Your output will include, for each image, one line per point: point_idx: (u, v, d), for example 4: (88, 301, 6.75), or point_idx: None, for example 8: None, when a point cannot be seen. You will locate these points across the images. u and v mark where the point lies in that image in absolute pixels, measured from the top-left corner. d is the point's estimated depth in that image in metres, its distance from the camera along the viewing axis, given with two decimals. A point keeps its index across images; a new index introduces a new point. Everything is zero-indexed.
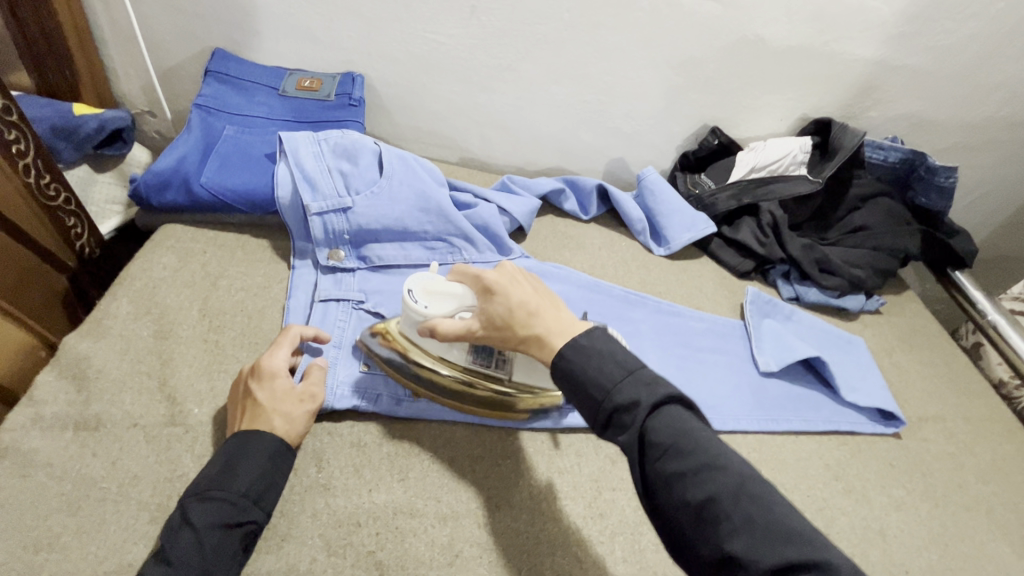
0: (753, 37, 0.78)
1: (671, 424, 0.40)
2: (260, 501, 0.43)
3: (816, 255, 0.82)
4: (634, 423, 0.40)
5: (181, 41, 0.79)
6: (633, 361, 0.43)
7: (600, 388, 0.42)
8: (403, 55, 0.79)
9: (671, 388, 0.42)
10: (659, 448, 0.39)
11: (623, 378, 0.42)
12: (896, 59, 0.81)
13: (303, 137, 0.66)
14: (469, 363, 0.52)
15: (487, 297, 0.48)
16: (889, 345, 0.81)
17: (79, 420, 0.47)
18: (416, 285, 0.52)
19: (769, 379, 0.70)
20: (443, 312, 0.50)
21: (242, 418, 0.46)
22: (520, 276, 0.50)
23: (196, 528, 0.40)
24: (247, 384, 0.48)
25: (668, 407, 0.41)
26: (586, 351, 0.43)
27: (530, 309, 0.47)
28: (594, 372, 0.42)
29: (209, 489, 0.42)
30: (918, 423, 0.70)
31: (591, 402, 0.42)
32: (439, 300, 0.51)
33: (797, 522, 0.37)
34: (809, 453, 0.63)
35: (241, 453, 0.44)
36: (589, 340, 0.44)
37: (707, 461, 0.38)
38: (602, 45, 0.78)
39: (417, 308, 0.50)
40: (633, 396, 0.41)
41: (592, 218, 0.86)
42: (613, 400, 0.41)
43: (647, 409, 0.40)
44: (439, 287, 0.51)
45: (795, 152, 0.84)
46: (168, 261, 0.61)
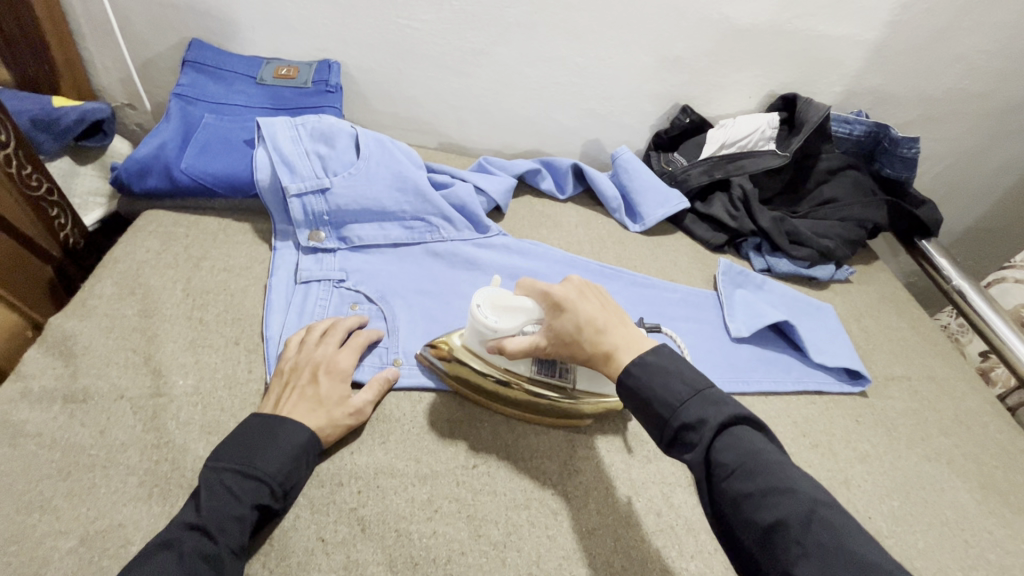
0: (718, 16, 0.80)
1: (737, 444, 0.41)
2: (288, 492, 0.45)
3: (787, 227, 0.84)
4: (701, 441, 0.41)
5: (158, 33, 0.80)
6: (701, 382, 0.44)
7: (667, 406, 0.43)
8: (377, 41, 0.81)
9: (738, 409, 0.43)
10: (727, 467, 0.40)
11: (688, 396, 0.43)
12: (858, 34, 0.83)
13: (281, 122, 0.68)
14: (534, 374, 0.54)
15: (556, 312, 0.50)
16: (858, 311, 0.83)
17: (68, 393, 0.48)
18: (483, 300, 0.53)
19: (740, 344, 0.72)
20: (512, 328, 0.52)
21: (296, 401, 0.49)
22: (586, 288, 0.52)
23: (238, 505, 0.42)
24: (316, 372, 0.51)
25: (734, 427, 0.42)
26: (653, 370, 0.45)
27: (597, 324, 0.49)
28: (661, 391, 0.44)
29: (249, 468, 0.44)
30: (884, 382, 0.73)
31: (657, 419, 0.44)
32: (507, 315, 0.52)
33: (875, 554, 0.35)
34: (778, 412, 0.66)
35: (284, 441, 0.46)
36: (656, 357, 0.46)
37: (777, 483, 0.38)
38: (572, 26, 0.80)
39: (488, 323, 0.52)
40: (700, 414, 0.42)
41: (569, 197, 0.88)
42: (679, 418, 0.42)
43: (712, 428, 0.41)
44: (508, 302, 0.53)
45: (763, 128, 0.86)
46: (151, 245, 0.63)
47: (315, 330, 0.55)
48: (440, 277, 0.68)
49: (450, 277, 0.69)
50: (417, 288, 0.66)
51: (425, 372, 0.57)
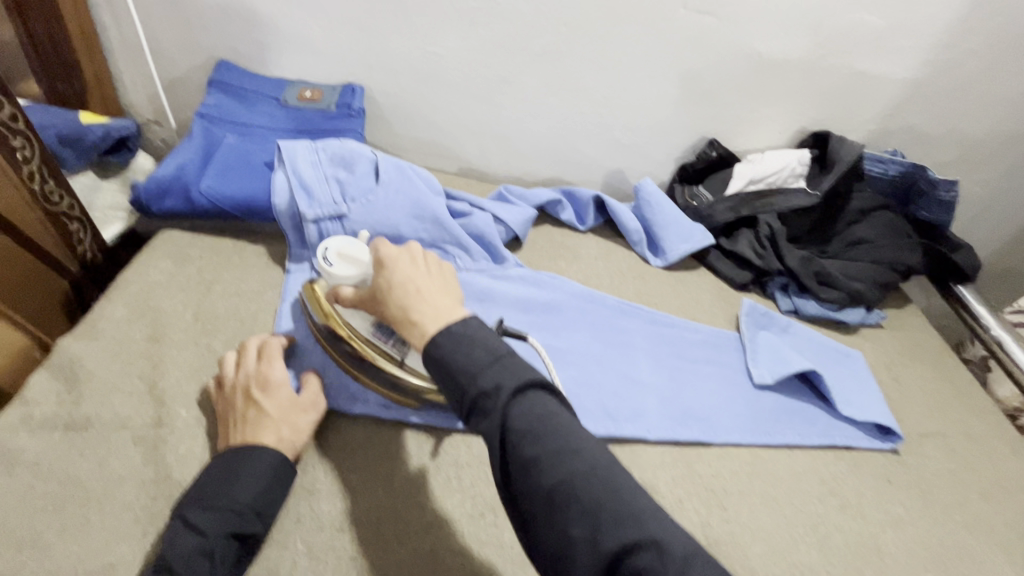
0: (749, 50, 0.78)
1: (534, 408, 0.39)
2: (262, 514, 0.44)
3: (815, 267, 0.81)
4: (495, 409, 0.38)
5: (187, 53, 0.81)
6: (502, 347, 0.41)
7: (465, 374, 0.40)
8: (402, 66, 0.81)
9: (536, 373, 0.41)
10: (519, 433, 0.37)
11: (489, 362, 0.40)
12: (896, 73, 0.80)
13: (302, 146, 0.67)
14: (370, 335, 0.53)
15: (377, 269, 0.48)
16: (888, 359, 0.79)
17: (69, 420, 0.47)
18: (333, 247, 0.56)
19: (764, 392, 0.69)
20: (345, 276, 0.54)
21: (244, 429, 0.47)
22: (419, 257, 0.48)
23: (202, 540, 0.40)
24: (250, 392, 0.49)
25: (531, 391, 0.40)
26: (456, 337, 0.41)
27: (406, 288, 0.45)
28: (461, 359, 0.40)
29: (213, 500, 0.42)
30: (918, 439, 0.69)
31: (455, 388, 0.40)
32: (347, 265, 0.55)
33: (645, 507, 0.36)
34: (803, 467, 0.62)
35: (246, 465, 0.44)
36: (464, 326, 0.42)
37: (563, 446, 0.37)
38: (598, 57, 0.79)
39: (325, 267, 0.54)
40: (496, 380, 0.39)
41: (589, 228, 0.86)
42: (476, 385, 0.39)
43: (510, 395, 0.38)
44: (352, 254, 0.55)
45: (793, 164, 0.84)
46: (165, 266, 0.62)
47: (231, 358, 0.52)
48: None
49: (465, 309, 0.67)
50: None
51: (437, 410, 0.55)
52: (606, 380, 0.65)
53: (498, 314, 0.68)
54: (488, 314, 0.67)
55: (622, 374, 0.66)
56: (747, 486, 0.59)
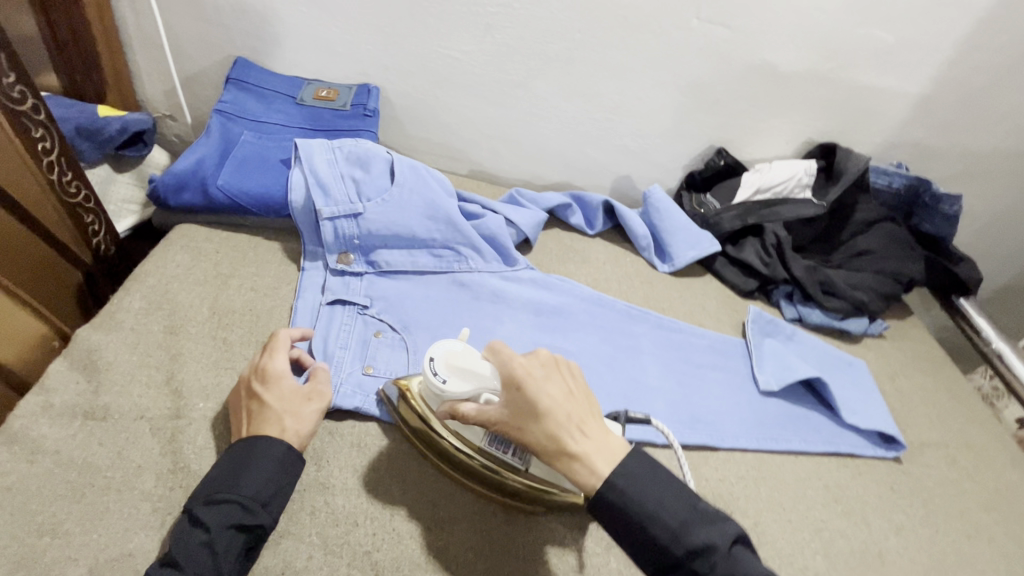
0: (760, 61, 0.79)
1: (750, 568, 0.40)
2: (267, 505, 0.44)
3: (820, 276, 0.82)
4: (711, 571, 0.40)
5: (204, 50, 0.82)
6: (697, 499, 0.43)
7: (669, 532, 0.41)
8: (417, 68, 0.82)
9: (739, 526, 0.42)
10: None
11: (692, 517, 0.42)
12: (903, 87, 0.82)
13: (319, 144, 0.68)
14: (487, 448, 0.49)
15: (517, 393, 0.45)
16: (891, 369, 0.80)
17: (88, 410, 0.48)
18: (439, 355, 0.50)
19: (769, 398, 0.70)
20: (461, 393, 0.48)
21: (248, 423, 0.47)
22: (555, 368, 0.47)
23: (206, 532, 0.41)
24: (252, 386, 0.49)
25: (740, 548, 0.41)
26: (644, 486, 0.43)
27: (561, 417, 0.44)
28: (659, 513, 0.42)
29: (219, 492, 0.43)
30: (920, 448, 0.70)
31: (658, 549, 0.42)
32: (459, 377, 0.49)
33: None
34: (809, 473, 0.63)
35: (250, 457, 0.45)
36: (640, 466, 0.43)
37: None
38: (612, 65, 0.80)
39: (436, 383, 0.49)
40: (706, 539, 0.41)
41: (598, 233, 0.87)
42: (683, 545, 0.41)
43: (724, 553, 0.40)
44: (464, 364, 0.49)
45: (800, 175, 0.85)
46: (181, 260, 0.63)
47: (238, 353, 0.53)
48: (465, 308, 0.67)
49: (476, 310, 0.67)
50: (441, 320, 0.65)
51: None
52: (616, 384, 0.66)
53: (509, 315, 0.68)
54: (499, 314, 0.68)
55: (630, 379, 0.67)
56: (753, 491, 0.60)
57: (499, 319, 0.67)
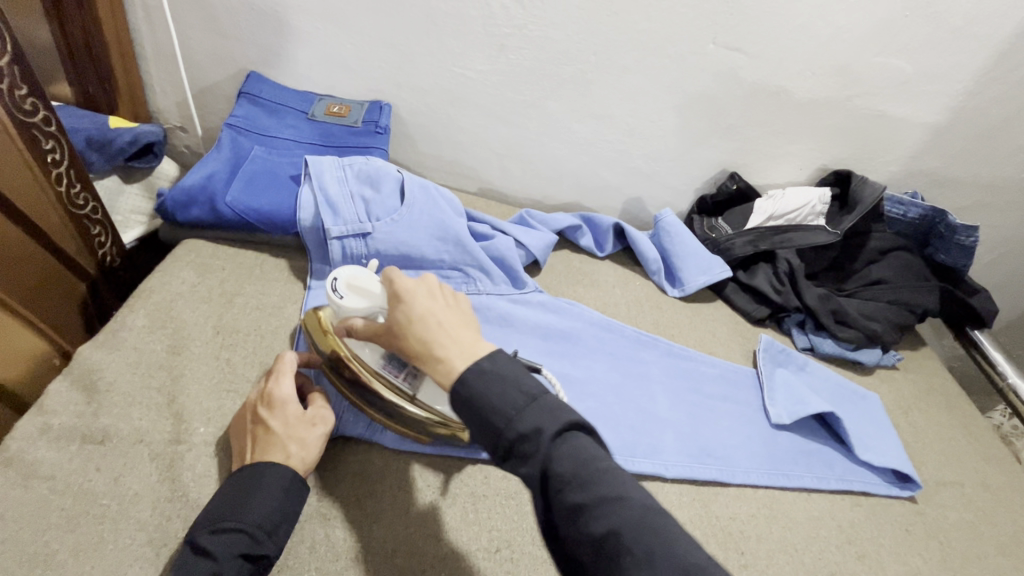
0: (776, 88, 0.79)
1: (577, 451, 0.37)
2: (273, 534, 0.42)
3: (833, 305, 0.81)
4: (537, 453, 0.37)
5: (218, 63, 0.82)
6: (539, 386, 0.40)
7: (500, 416, 0.38)
8: (431, 86, 0.81)
9: (576, 414, 0.39)
10: (563, 478, 0.36)
11: (524, 404, 0.38)
12: (919, 117, 0.81)
13: (329, 162, 0.67)
14: (380, 369, 0.50)
15: (393, 303, 0.45)
16: (905, 403, 0.79)
17: (87, 432, 0.47)
18: (341, 276, 0.53)
19: (780, 431, 0.68)
20: (357, 309, 0.51)
21: (253, 450, 0.46)
22: (439, 289, 0.46)
23: (213, 562, 0.39)
24: (258, 412, 0.48)
25: (572, 433, 0.38)
26: (487, 377, 0.39)
27: (433, 323, 0.43)
28: (495, 400, 0.39)
29: (224, 521, 0.41)
30: (935, 487, 0.68)
31: (490, 431, 0.38)
32: (357, 295, 0.52)
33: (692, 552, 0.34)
34: (821, 512, 0.62)
35: (257, 485, 0.43)
36: (492, 363, 0.40)
37: (610, 493, 0.36)
38: (625, 87, 0.79)
39: (335, 298, 0.52)
40: (536, 424, 0.38)
41: (608, 255, 0.86)
42: (514, 429, 0.38)
43: (551, 438, 0.37)
44: (363, 283, 0.52)
45: (814, 203, 0.84)
46: (187, 276, 0.62)
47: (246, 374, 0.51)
48: None
49: (484, 334, 0.66)
50: None
51: None
52: (625, 413, 0.64)
53: (518, 340, 0.67)
54: (507, 338, 0.67)
55: (639, 408, 0.66)
56: (765, 530, 0.58)
57: (507, 343, 0.67)
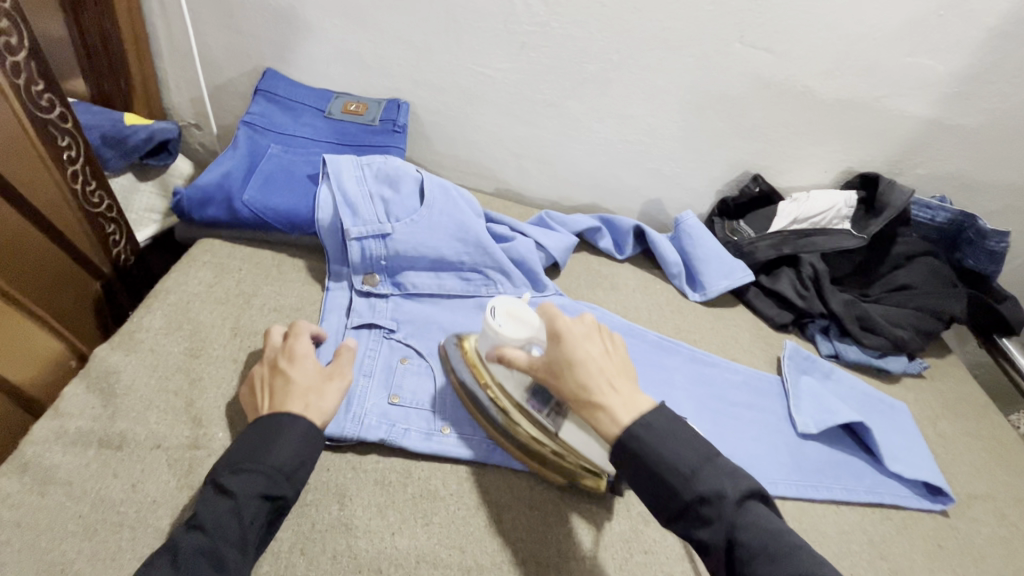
0: (803, 88, 0.77)
1: (759, 521, 0.40)
2: (292, 477, 0.42)
3: (858, 311, 0.79)
4: (719, 517, 0.40)
5: (233, 59, 0.81)
6: (713, 450, 0.43)
7: (680, 477, 0.41)
8: (449, 84, 0.80)
9: (754, 481, 0.42)
10: (749, 547, 0.38)
11: (702, 466, 0.41)
12: (949, 119, 0.79)
13: (347, 161, 0.66)
14: (525, 403, 0.52)
15: (553, 341, 0.48)
16: (932, 412, 0.77)
17: (103, 437, 0.45)
18: (500, 304, 0.54)
19: (807, 441, 0.67)
20: (514, 338, 0.51)
21: (271, 399, 0.46)
22: (596, 333, 0.49)
23: (233, 501, 0.40)
24: (276, 365, 0.49)
25: (751, 500, 0.41)
26: (657, 431, 0.43)
27: (594, 369, 0.46)
28: (670, 457, 0.42)
29: (243, 462, 0.42)
30: (967, 500, 0.66)
31: (666, 491, 0.42)
32: (515, 325, 0.52)
33: None
34: (851, 525, 0.60)
35: (277, 430, 0.43)
36: (659, 418, 0.44)
37: (801, 567, 0.38)
38: (648, 87, 0.78)
39: (493, 325, 0.52)
40: (716, 487, 0.40)
41: (628, 258, 0.84)
42: (693, 489, 0.41)
43: (732, 504, 0.40)
44: (522, 314, 0.53)
45: (840, 206, 0.82)
46: (203, 276, 0.61)
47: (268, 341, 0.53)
48: None
49: None
50: None
51: (475, 445, 0.53)
52: None
53: None
54: None
55: None
56: None
57: None
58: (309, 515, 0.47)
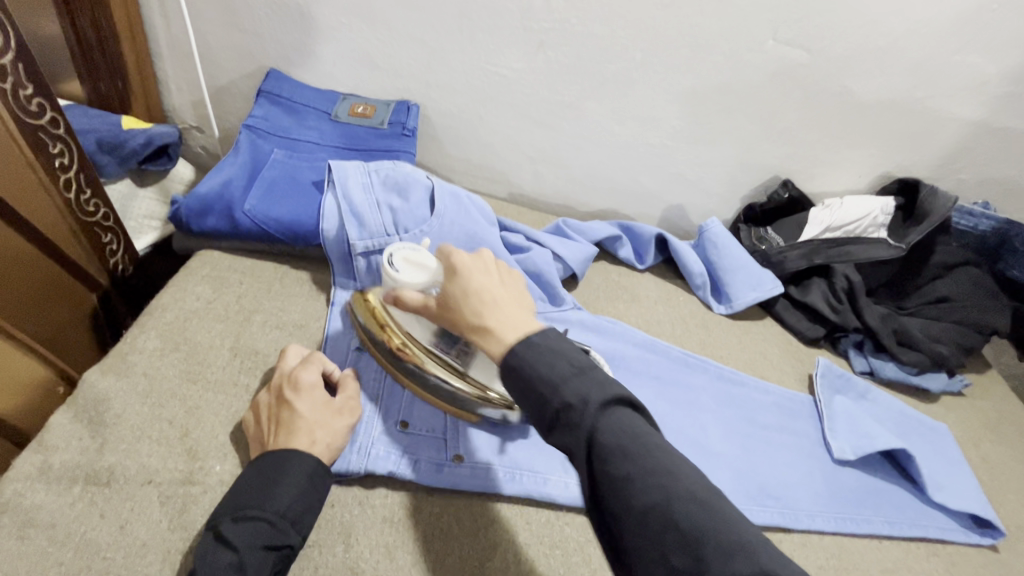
0: (839, 88, 0.72)
1: (623, 426, 0.35)
2: (297, 523, 0.40)
3: (894, 325, 0.75)
4: (583, 425, 0.35)
5: (236, 59, 0.77)
6: (587, 360, 0.38)
7: (547, 384, 0.36)
8: (461, 85, 0.76)
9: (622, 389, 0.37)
10: (608, 451, 0.34)
11: (572, 374, 0.36)
12: (997, 121, 0.74)
13: (352, 167, 0.62)
14: (433, 347, 0.51)
15: (449, 278, 0.43)
16: (975, 434, 0.72)
17: (90, 472, 0.42)
18: (398, 252, 0.51)
19: (843, 468, 0.62)
20: (414, 284, 0.48)
21: (277, 432, 0.44)
22: (496, 265, 0.44)
23: (236, 553, 0.37)
24: (282, 394, 0.46)
25: (618, 407, 0.36)
26: (538, 348, 0.37)
27: (486, 297, 0.41)
28: (544, 370, 0.36)
29: (244, 509, 0.39)
30: (1017, 534, 0.62)
31: (536, 402, 0.36)
32: (414, 270, 0.50)
33: (747, 532, 0.32)
34: (895, 563, 0.56)
35: (280, 471, 0.40)
36: (543, 336, 0.38)
37: (656, 467, 0.34)
38: (674, 88, 0.73)
39: (391, 272, 0.50)
40: (581, 394, 0.35)
41: (648, 267, 0.80)
42: (560, 398, 0.35)
43: (595, 410, 0.35)
44: (420, 259, 0.50)
45: (876, 213, 0.78)
46: (201, 292, 0.57)
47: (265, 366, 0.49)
48: None
49: None
50: None
51: (489, 475, 0.50)
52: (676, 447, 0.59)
53: None
54: None
55: (693, 443, 0.60)
56: None
57: None
58: (312, 558, 0.43)
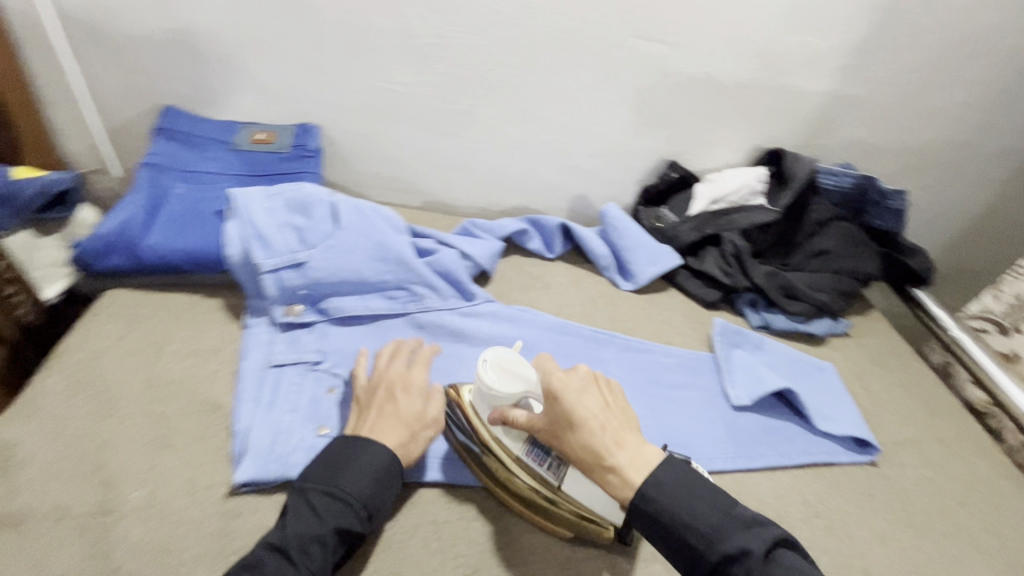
0: (700, 75, 0.79)
1: (790, 569, 0.42)
2: (371, 513, 0.47)
3: (781, 281, 0.82)
4: None
5: (128, 100, 0.78)
6: (730, 502, 0.45)
7: (702, 537, 0.44)
8: (357, 103, 0.79)
9: (778, 529, 0.44)
10: None
11: (730, 525, 0.44)
12: (840, 90, 0.83)
13: (253, 193, 0.64)
14: (526, 456, 0.53)
15: (551, 401, 0.49)
16: (859, 368, 0.81)
17: (4, 516, 0.44)
18: (492, 358, 0.54)
19: (742, 413, 0.69)
20: (510, 396, 0.52)
21: (375, 422, 0.52)
22: (593, 382, 0.51)
23: (320, 527, 0.44)
24: (389, 390, 0.54)
25: (780, 550, 0.43)
26: (670, 493, 0.45)
27: (597, 427, 0.47)
28: (688, 516, 0.44)
29: (334, 490, 0.46)
30: (893, 447, 0.70)
31: (693, 553, 0.44)
32: (509, 379, 0.53)
33: None
34: (786, 489, 0.63)
35: (370, 458, 0.48)
36: (668, 478, 0.46)
37: None
38: (556, 88, 0.79)
39: (487, 381, 0.53)
40: (742, 544, 0.43)
41: (558, 256, 0.85)
42: (719, 550, 0.43)
43: (761, 559, 0.42)
44: (514, 368, 0.53)
45: (752, 183, 0.86)
46: (111, 330, 0.59)
47: (384, 355, 0.58)
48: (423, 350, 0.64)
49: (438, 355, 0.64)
50: None
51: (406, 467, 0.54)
52: None
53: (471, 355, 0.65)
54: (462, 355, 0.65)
55: None
56: None
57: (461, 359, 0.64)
58: None
